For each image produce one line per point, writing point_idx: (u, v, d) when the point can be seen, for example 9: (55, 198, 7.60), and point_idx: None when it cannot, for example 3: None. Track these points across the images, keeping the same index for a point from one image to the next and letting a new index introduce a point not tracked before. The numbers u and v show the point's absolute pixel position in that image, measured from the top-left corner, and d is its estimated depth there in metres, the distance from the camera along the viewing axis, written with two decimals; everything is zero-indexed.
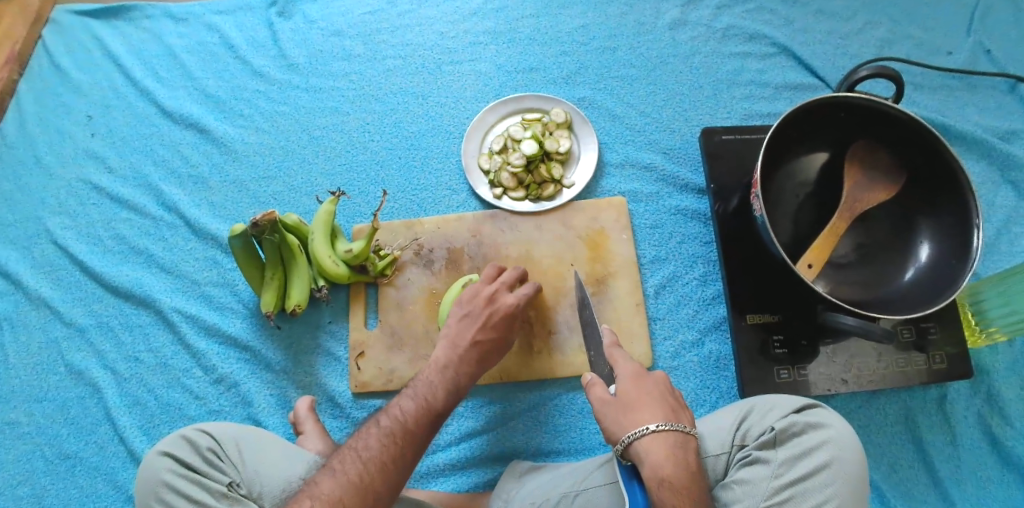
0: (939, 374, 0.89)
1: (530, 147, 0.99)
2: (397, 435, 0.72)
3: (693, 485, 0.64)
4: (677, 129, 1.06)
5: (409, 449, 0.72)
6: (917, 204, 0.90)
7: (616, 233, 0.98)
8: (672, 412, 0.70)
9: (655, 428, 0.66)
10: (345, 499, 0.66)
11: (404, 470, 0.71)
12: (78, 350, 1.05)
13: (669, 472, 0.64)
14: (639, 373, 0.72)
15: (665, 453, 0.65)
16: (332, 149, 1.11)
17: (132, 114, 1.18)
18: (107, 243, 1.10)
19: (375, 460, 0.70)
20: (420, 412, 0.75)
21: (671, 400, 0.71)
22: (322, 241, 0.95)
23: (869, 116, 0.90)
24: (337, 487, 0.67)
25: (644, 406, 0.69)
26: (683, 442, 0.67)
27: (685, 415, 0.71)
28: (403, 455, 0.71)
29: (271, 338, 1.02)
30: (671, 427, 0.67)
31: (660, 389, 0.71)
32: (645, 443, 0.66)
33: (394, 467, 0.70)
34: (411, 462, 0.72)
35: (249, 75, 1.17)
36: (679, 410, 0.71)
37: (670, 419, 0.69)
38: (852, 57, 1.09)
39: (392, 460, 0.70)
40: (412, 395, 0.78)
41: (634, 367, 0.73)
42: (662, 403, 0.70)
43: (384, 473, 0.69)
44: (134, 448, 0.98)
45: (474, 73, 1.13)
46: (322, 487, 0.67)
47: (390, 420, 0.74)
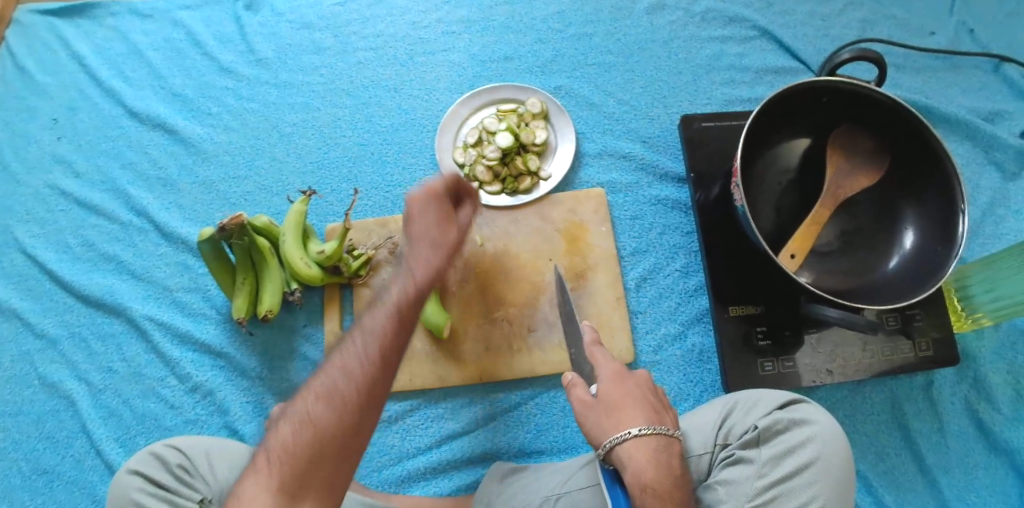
0: (925, 361, 0.87)
1: (505, 140, 0.96)
2: (360, 339, 0.62)
3: (677, 491, 0.62)
4: (656, 116, 1.03)
5: (375, 350, 0.61)
6: (901, 189, 0.88)
7: (595, 225, 0.96)
8: (655, 414, 0.68)
9: (637, 432, 0.65)
10: (319, 414, 0.59)
11: (376, 374, 0.61)
12: (52, 363, 1.03)
13: (652, 477, 0.62)
14: (620, 372, 0.70)
15: (648, 457, 0.64)
16: (303, 146, 1.07)
17: (98, 116, 1.14)
18: (77, 251, 1.08)
19: (338, 371, 0.61)
20: (385, 308, 0.64)
21: (653, 401, 0.70)
22: (293, 242, 0.93)
23: (851, 100, 0.87)
24: (304, 406, 0.60)
25: (628, 407, 0.67)
26: (667, 445, 0.66)
27: (667, 415, 0.70)
28: (370, 359, 0.61)
29: (244, 344, 1.00)
30: (654, 430, 0.65)
31: (642, 389, 0.70)
32: (627, 447, 0.64)
33: (364, 369, 0.61)
34: (382, 363, 0.61)
35: (216, 72, 1.13)
36: (662, 411, 0.70)
37: (653, 421, 0.67)
38: (833, 38, 1.06)
39: (356, 364, 0.61)
40: (377, 302, 0.66)
41: (616, 366, 0.71)
42: (644, 404, 0.68)
43: (359, 383, 0.60)
44: (111, 460, 0.97)
45: (446, 63, 1.09)
46: (291, 408, 0.60)
47: (356, 325, 0.64)
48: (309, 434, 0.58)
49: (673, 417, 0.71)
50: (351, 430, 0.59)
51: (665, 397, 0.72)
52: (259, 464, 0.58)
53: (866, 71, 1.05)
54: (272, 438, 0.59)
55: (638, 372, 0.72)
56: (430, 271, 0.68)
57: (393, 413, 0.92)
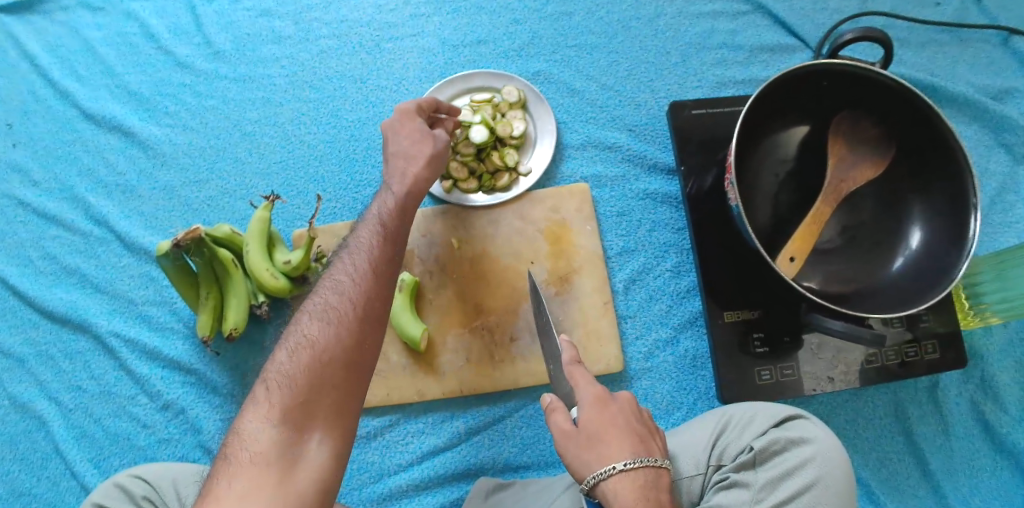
0: (931, 365, 0.83)
1: (479, 135, 0.88)
2: (347, 270, 0.65)
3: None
4: (643, 102, 0.96)
5: (363, 279, 0.64)
6: (908, 181, 0.81)
7: (579, 225, 0.90)
8: (641, 443, 0.64)
9: (622, 466, 0.61)
10: (317, 336, 0.60)
11: (368, 301, 0.63)
12: (21, 382, 0.98)
13: None
14: (603, 396, 0.66)
15: (634, 494, 0.60)
16: (267, 145, 1.00)
17: (52, 118, 1.06)
18: (39, 264, 1.01)
19: (329, 302, 0.62)
20: (367, 241, 0.67)
21: (639, 428, 0.65)
22: (257, 252, 0.86)
23: (854, 84, 0.80)
24: (300, 332, 0.61)
25: (612, 437, 0.63)
26: (655, 476, 0.62)
27: (654, 442, 0.65)
28: (360, 285, 0.63)
29: (215, 360, 0.95)
30: (641, 462, 0.61)
31: (627, 415, 0.65)
32: (611, 484, 0.60)
33: (355, 293, 0.63)
34: (373, 288, 0.64)
35: (173, 67, 1.05)
36: (649, 438, 0.65)
37: (639, 452, 0.63)
38: (832, 12, 0.98)
39: (346, 292, 0.63)
40: (345, 253, 0.67)
41: (598, 390, 0.66)
42: (629, 433, 0.64)
43: (352, 302, 0.62)
44: (88, 484, 0.93)
45: (415, 49, 1.01)
46: (286, 337, 0.61)
47: (340, 260, 0.66)
48: (307, 357, 0.59)
49: (660, 443, 0.67)
50: (350, 351, 0.60)
51: (651, 421, 0.68)
52: (261, 397, 0.58)
53: (870, 51, 0.97)
54: (272, 370, 0.60)
55: (621, 393, 0.67)
56: (405, 209, 0.73)
57: (372, 428, 0.87)
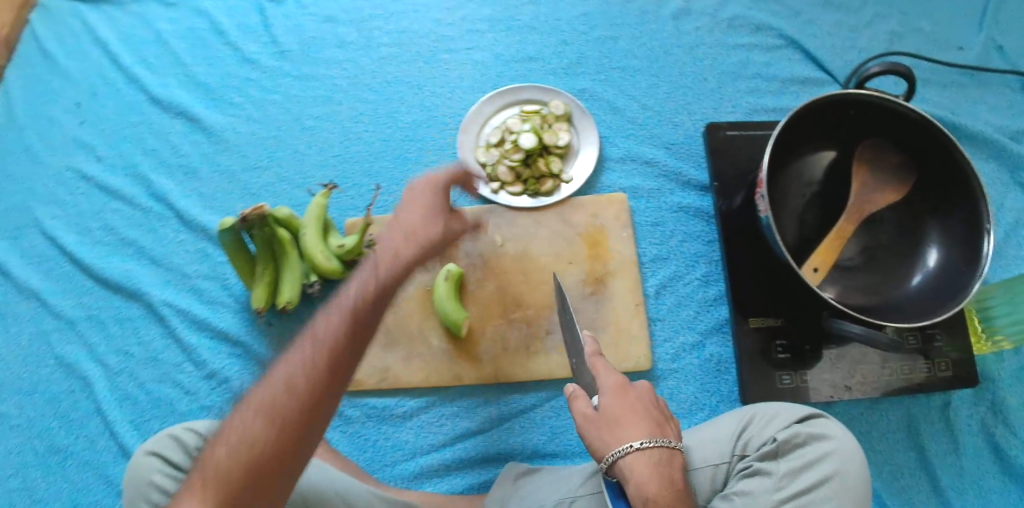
0: (943, 381, 0.87)
1: (528, 141, 0.96)
2: (300, 361, 0.57)
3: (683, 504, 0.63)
4: (681, 123, 1.03)
5: (313, 375, 0.57)
6: (925, 206, 0.88)
7: (615, 231, 0.96)
8: (657, 427, 0.68)
9: (639, 446, 0.65)
10: (257, 432, 0.54)
11: (315, 403, 0.57)
12: (70, 343, 1.04)
13: (655, 490, 0.62)
14: (623, 384, 0.69)
15: (649, 471, 0.64)
16: (326, 140, 1.07)
17: (121, 101, 1.14)
18: (96, 235, 1.08)
19: (270, 397, 0.56)
20: (329, 325, 0.59)
21: (655, 413, 0.70)
22: (313, 235, 0.93)
23: (878, 115, 0.87)
24: (235, 427, 0.55)
25: (630, 420, 0.67)
26: (669, 457, 0.66)
27: (669, 427, 0.69)
28: (312, 381, 0.57)
29: (263, 334, 1.01)
30: (656, 443, 0.65)
31: (644, 401, 0.70)
32: (629, 461, 0.65)
33: (308, 390, 0.56)
34: (322, 388, 0.57)
35: (239, 62, 1.13)
36: (663, 423, 0.69)
37: (655, 434, 0.67)
38: (861, 50, 1.05)
39: (293, 387, 0.56)
40: (309, 334, 0.60)
41: (618, 378, 0.70)
42: (645, 417, 0.68)
43: (301, 399, 0.56)
44: (125, 443, 0.97)
45: (470, 62, 1.08)
46: (222, 429, 0.56)
47: (297, 345, 0.59)
48: (240, 458, 0.53)
49: (674, 429, 0.71)
50: (288, 452, 0.55)
51: (665, 408, 0.72)
52: (185, 491, 0.54)
53: (896, 85, 1.04)
54: (201, 463, 0.55)
55: (639, 382, 0.72)
56: (391, 285, 0.62)
57: (410, 408, 0.93)
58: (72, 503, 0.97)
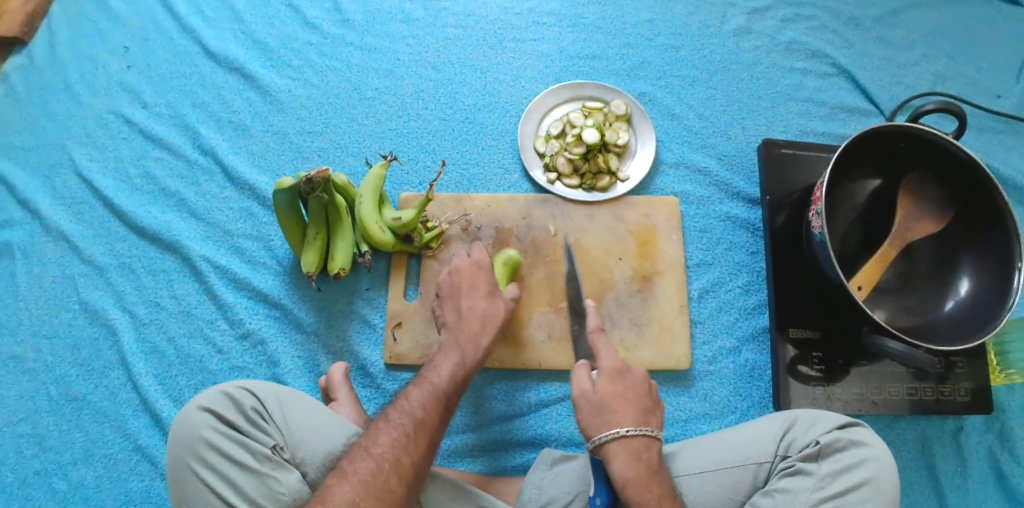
0: (961, 406, 0.92)
1: (592, 136, 0.97)
2: (410, 429, 0.73)
3: (658, 487, 0.70)
4: (733, 136, 1.06)
5: (431, 420, 0.75)
6: (960, 239, 0.92)
7: (665, 233, 0.98)
8: (642, 416, 0.75)
9: (625, 434, 0.72)
10: (400, 447, 0.71)
11: (421, 465, 0.72)
12: (96, 289, 0.99)
13: (634, 474, 0.70)
14: (618, 371, 0.78)
15: (629, 456, 0.71)
16: (385, 112, 1.07)
17: (172, 49, 1.11)
18: (135, 181, 1.04)
19: (390, 456, 0.70)
20: (428, 400, 0.76)
21: (646, 403, 0.76)
22: (369, 205, 0.91)
23: (927, 148, 0.91)
24: (382, 441, 0.71)
25: (617, 409, 0.74)
26: (649, 444, 0.73)
27: (654, 416, 0.76)
28: (434, 414, 0.75)
29: (305, 297, 0.98)
30: (640, 433, 0.72)
31: (633, 392, 0.76)
32: (614, 446, 0.71)
33: (433, 421, 0.75)
34: (425, 455, 0.72)
35: (300, 25, 1.12)
36: (651, 412, 0.76)
37: (639, 423, 0.74)
38: (907, 87, 1.10)
39: (423, 418, 0.74)
40: (426, 379, 0.79)
41: (615, 365, 0.78)
42: (636, 407, 0.75)
43: (429, 428, 0.74)
44: (149, 397, 0.92)
45: (534, 53, 1.10)
46: (370, 442, 0.71)
47: (400, 414, 0.74)
48: (391, 463, 0.69)
49: (659, 417, 0.78)
50: (417, 465, 0.72)
51: (654, 397, 0.79)
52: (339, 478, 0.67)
53: (946, 123, 1.10)
54: (352, 465, 0.69)
55: (635, 368, 0.79)
56: (466, 375, 0.82)
57: None
58: (84, 456, 0.91)
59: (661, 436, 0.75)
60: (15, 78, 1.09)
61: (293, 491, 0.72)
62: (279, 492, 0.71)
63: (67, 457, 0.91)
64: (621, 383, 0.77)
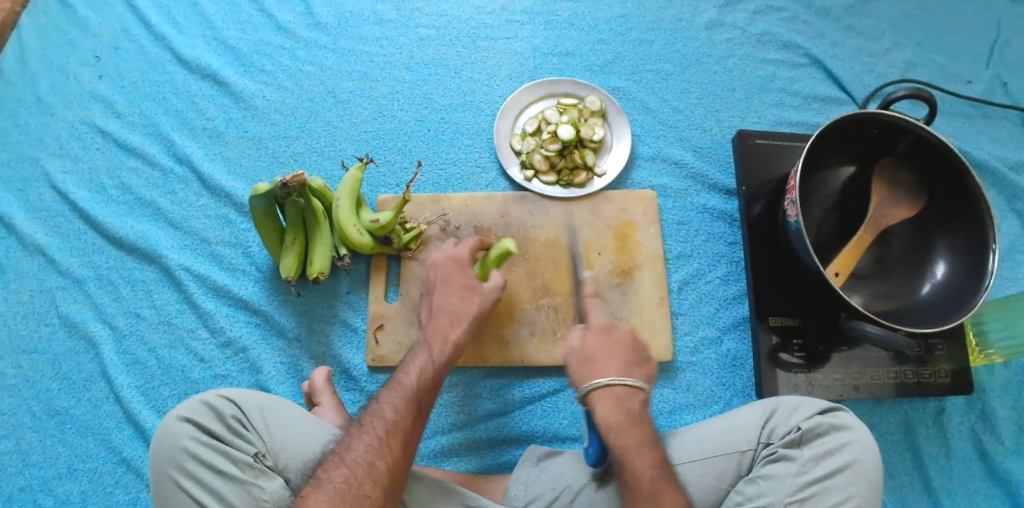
0: (942, 388, 0.92)
1: (567, 132, 0.98)
2: (381, 433, 0.72)
3: (637, 434, 0.73)
4: (708, 128, 1.07)
5: (401, 423, 0.73)
6: (935, 223, 0.93)
7: (644, 226, 0.99)
8: (626, 367, 0.78)
9: (607, 383, 0.76)
10: (372, 453, 0.70)
11: (397, 467, 0.71)
12: (73, 302, 0.98)
13: (614, 419, 0.74)
14: (606, 327, 0.82)
15: (611, 404, 0.75)
16: (360, 115, 1.07)
17: (144, 58, 1.11)
18: (111, 192, 1.03)
19: (363, 462, 0.69)
20: (398, 401, 0.75)
21: (631, 356, 0.80)
22: (347, 208, 0.90)
23: (899, 135, 0.92)
24: (354, 449, 0.71)
25: (604, 361, 0.78)
26: (632, 393, 0.76)
27: (640, 369, 0.80)
28: (405, 414, 0.74)
29: (285, 303, 0.97)
30: (623, 382, 0.76)
31: (621, 345, 0.80)
32: (597, 394, 0.76)
33: (405, 423, 0.74)
34: (400, 457, 0.71)
35: (273, 31, 1.12)
36: (637, 365, 0.80)
37: (622, 374, 0.78)
38: (878, 75, 1.11)
39: (394, 420, 0.73)
40: (399, 382, 0.78)
41: (603, 322, 0.83)
42: (621, 360, 0.79)
43: (400, 430, 0.73)
44: (132, 409, 0.91)
45: (508, 51, 1.10)
46: (342, 452, 0.71)
47: (371, 419, 0.74)
48: (364, 470, 0.69)
49: (648, 371, 0.81)
50: (393, 470, 0.70)
51: (644, 353, 0.82)
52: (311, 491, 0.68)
53: (918, 110, 1.11)
54: (324, 476, 0.69)
55: (625, 327, 0.83)
56: (438, 373, 0.81)
57: None
58: (68, 471, 0.90)
59: (648, 388, 0.79)
60: None
61: (277, 497, 0.71)
62: (263, 499, 0.71)
63: (52, 473, 0.90)
64: (607, 339, 0.81)
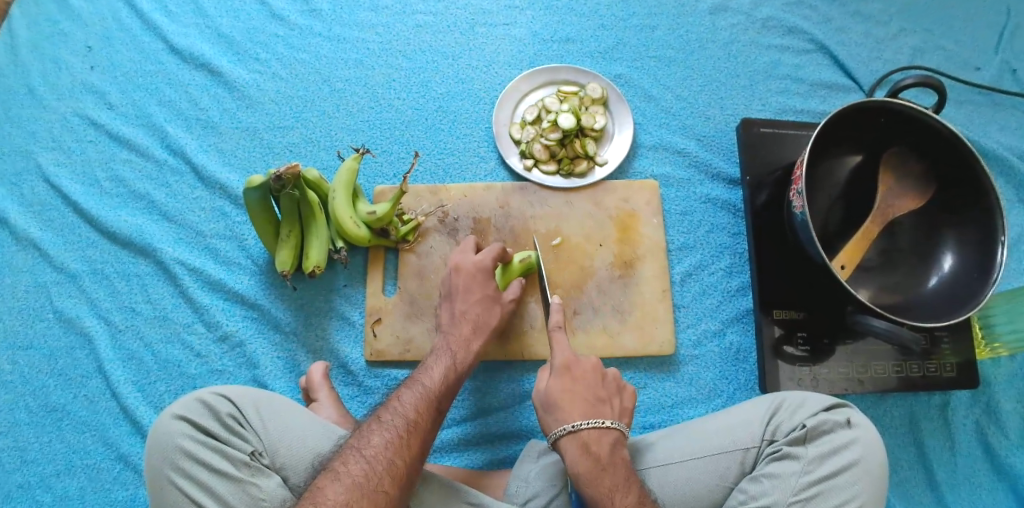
0: (948, 382, 0.91)
1: (567, 121, 0.96)
2: (401, 431, 0.72)
3: (609, 479, 0.70)
4: (712, 117, 1.05)
5: (423, 422, 0.74)
6: (943, 215, 0.91)
7: (647, 217, 0.97)
8: (593, 408, 0.75)
9: (573, 428, 0.73)
10: (392, 449, 0.70)
11: (414, 467, 0.71)
12: (69, 297, 0.96)
13: (581, 468, 0.71)
14: (569, 365, 0.78)
15: (578, 450, 0.72)
16: (357, 104, 1.04)
17: (136, 48, 1.08)
18: (104, 185, 1.01)
19: (383, 458, 0.69)
20: (420, 401, 0.76)
21: (599, 394, 0.77)
22: (343, 200, 0.88)
23: (909, 124, 0.90)
24: (374, 443, 0.70)
25: (569, 404, 0.75)
26: (601, 435, 0.73)
27: (609, 406, 0.77)
28: (427, 414, 0.75)
29: (281, 296, 0.95)
30: (589, 424, 0.73)
31: (587, 384, 0.77)
32: (564, 441, 0.73)
33: (425, 422, 0.74)
34: (417, 457, 0.71)
35: (266, 18, 1.09)
36: (605, 403, 0.77)
37: (589, 416, 0.74)
38: (885, 61, 1.09)
39: (415, 419, 0.74)
40: (418, 381, 0.78)
41: (568, 358, 0.79)
42: (589, 399, 0.76)
43: (420, 429, 0.73)
44: (128, 405, 0.90)
45: (507, 37, 1.08)
46: (361, 444, 0.70)
47: (392, 415, 0.74)
48: (384, 464, 0.68)
49: (620, 406, 0.78)
50: (410, 467, 0.70)
51: (613, 385, 0.79)
52: (329, 479, 0.67)
53: (927, 97, 1.09)
54: (342, 468, 0.68)
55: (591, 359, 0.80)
56: (458, 378, 0.82)
57: None
58: (66, 467, 0.89)
59: (621, 426, 0.76)
60: None
61: (274, 496, 0.70)
62: (260, 498, 0.69)
63: (50, 469, 0.89)
64: (572, 377, 0.78)
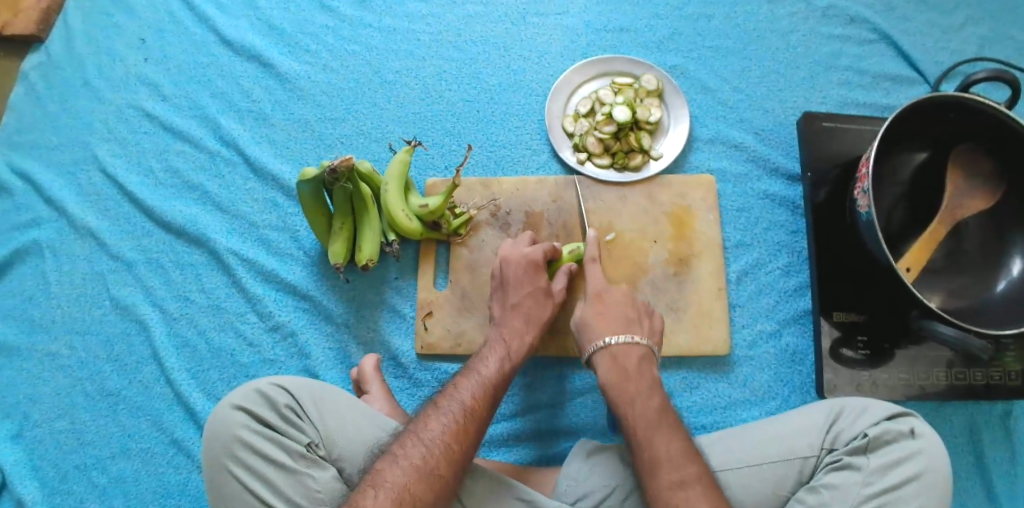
0: (1012, 391, 0.86)
1: (622, 114, 0.94)
2: (458, 417, 0.71)
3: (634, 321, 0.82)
4: (771, 109, 1.02)
5: (480, 409, 0.73)
6: (1017, 216, 0.87)
7: (702, 212, 0.95)
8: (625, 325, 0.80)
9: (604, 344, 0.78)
10: (448, 436, 0.70)
11: (469, 453, 0.70)
12: (125, 286, 0.97)
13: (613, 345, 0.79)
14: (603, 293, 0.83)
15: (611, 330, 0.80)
16: (407, 95, 1.03)
17: (189, 39, 1.08)
18: (158, 175, 1.02)
19: (440, 442, 0.69)
20: (477, 389, 0.75)
21: (630, 314, 0.81)
22: (396, 193, 0.87)
23: (978, 120, 0.86)
24: (431, 428, 0.70)
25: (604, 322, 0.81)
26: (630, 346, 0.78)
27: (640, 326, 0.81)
28: (483, 402, 0.74)
29: (333, 288, 0.95)
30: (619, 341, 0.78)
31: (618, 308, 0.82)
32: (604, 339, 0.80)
33: (482, 409, 0.74)
34: (473, 444, 0.71)
35: (317, 8, 1.08)
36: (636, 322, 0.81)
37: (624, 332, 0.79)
38: (952, 53, 1.04)
39: (471, 407, 0.73)
40: (474, 371, 0.78)
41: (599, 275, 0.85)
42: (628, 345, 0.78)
43: (475, 416, 0.73)
44: (183, 392, 0.91)
45: (559, 27, 1.05)
46: (418, 428, 0.70)
47: (449, 401, 0.73)
48: (442, 449, 0.68)
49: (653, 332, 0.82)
50: (465, 453, 0.70)
51: (648, 325, 0.82)
52: (387, 462, 0.67)
53: (998, 91, 1.05)
54: (400, 452, 0.68)
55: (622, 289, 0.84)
56: (514, 368, 0.80)
57: None
58: (122, 450, 0.91)
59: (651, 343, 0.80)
60: (36, 76, 1.07)
61: (328, 489, 0.70)
62: (315, 490, 0.70)
63: (106, 452, 0.91)
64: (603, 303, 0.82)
